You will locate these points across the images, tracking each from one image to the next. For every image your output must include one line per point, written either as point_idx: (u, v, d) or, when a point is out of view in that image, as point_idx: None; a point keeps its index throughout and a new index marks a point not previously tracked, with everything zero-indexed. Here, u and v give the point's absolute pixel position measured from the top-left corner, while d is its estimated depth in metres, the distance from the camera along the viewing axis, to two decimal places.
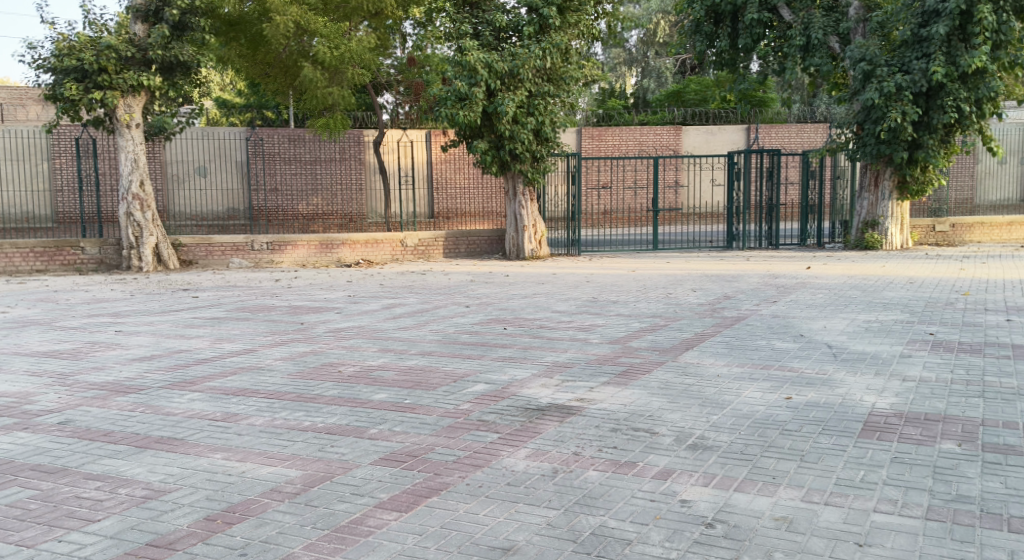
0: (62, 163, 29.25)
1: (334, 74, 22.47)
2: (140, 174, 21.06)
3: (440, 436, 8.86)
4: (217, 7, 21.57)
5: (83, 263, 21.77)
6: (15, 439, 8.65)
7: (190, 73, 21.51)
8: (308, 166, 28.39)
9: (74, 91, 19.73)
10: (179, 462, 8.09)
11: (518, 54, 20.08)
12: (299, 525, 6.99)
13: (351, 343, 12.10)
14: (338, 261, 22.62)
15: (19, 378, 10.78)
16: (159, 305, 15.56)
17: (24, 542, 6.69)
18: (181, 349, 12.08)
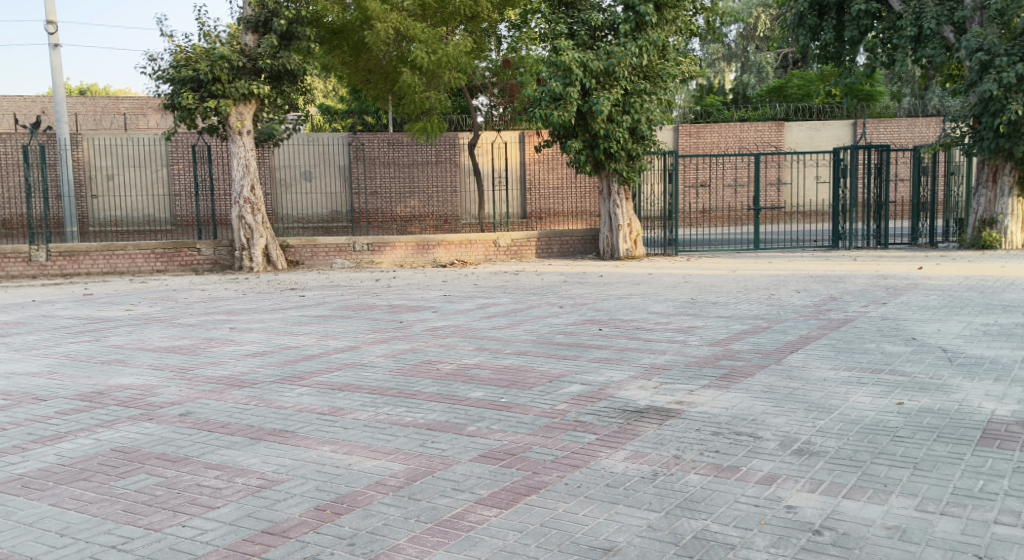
0: (179, 170, 29.99)
1: (431, 79, 22.57)
2: (252, 179, 21.62)
3: (538, 435, 8.78)
4: (320, 16, 21.90)
5: (199, 263, 22.39)
6: (139, 429, 8.84)
7: (296, 80, 21.93)
8: (405, 168, 28.90)
9: (190, 101, 20.37)
10: (290, 453, 8.17)
11: (613, 53, 19.91)
12: (404, 518, 6.98)
13: (449, 341, 12.11)
14: (434, 261, 22.74)
15: (143, 371, 11.06)
16: (268, 303, 15.82)
17: (151, 526, 6.80)
18: (290, 346, 12.25)
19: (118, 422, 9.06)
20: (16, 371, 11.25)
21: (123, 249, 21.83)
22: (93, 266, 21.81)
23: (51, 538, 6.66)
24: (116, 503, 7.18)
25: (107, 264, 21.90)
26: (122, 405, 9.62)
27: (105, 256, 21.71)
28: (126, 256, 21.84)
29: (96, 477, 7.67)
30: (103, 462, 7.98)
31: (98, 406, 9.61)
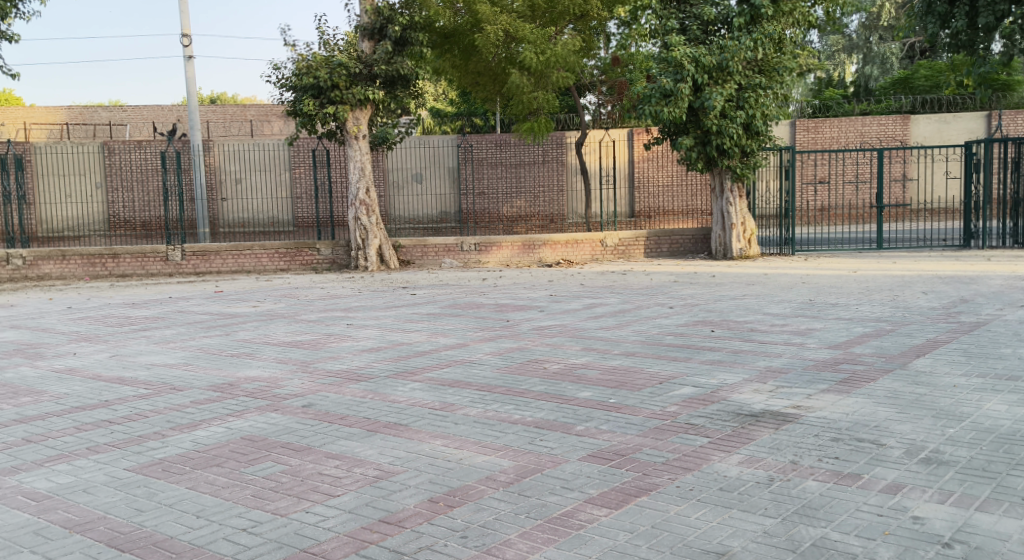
0: (301, 173, 30.76)
1: (539, 79, 22.43)
2: (367, 182, 21.94)
3: (648, 436, 8.53)
4: (432, 21, 22.04)
5: (318, 263, 22.68)
6: (266, 419, 9.05)
7: (409, 86, 22.06)
8: (512, 169, 28.91)
9: (311, 107, 20.90)
10: (404, 446, 8.22)
11: (727, 47, 19.56)
12: (514, 513, 6.87)
13: (556, 341, 11.97)
14: (540, 261, 22.56)
15: (268, 364, 11.32)
16: (381, 301, 15.95)
17: (277, 512, 6.87)
18: (403, 342, 12.34)
19: (247, 412, 9.29)
20: (154, 362, 11.61)
21: (249, 249, 22.47)
22: (223, 265, 22.58)
23: (188, 519, 6.78)
24: (246, 488, 7.30)
25: (236, 263, 22.61)
26: (250, 396, 9.87)
27: (233, 255, 22.41)
28: (252, 256, 22.48)
29: (228, 463, 7.84)
30: (234, 450, 8.16)
31: (229, 397, 9.87)
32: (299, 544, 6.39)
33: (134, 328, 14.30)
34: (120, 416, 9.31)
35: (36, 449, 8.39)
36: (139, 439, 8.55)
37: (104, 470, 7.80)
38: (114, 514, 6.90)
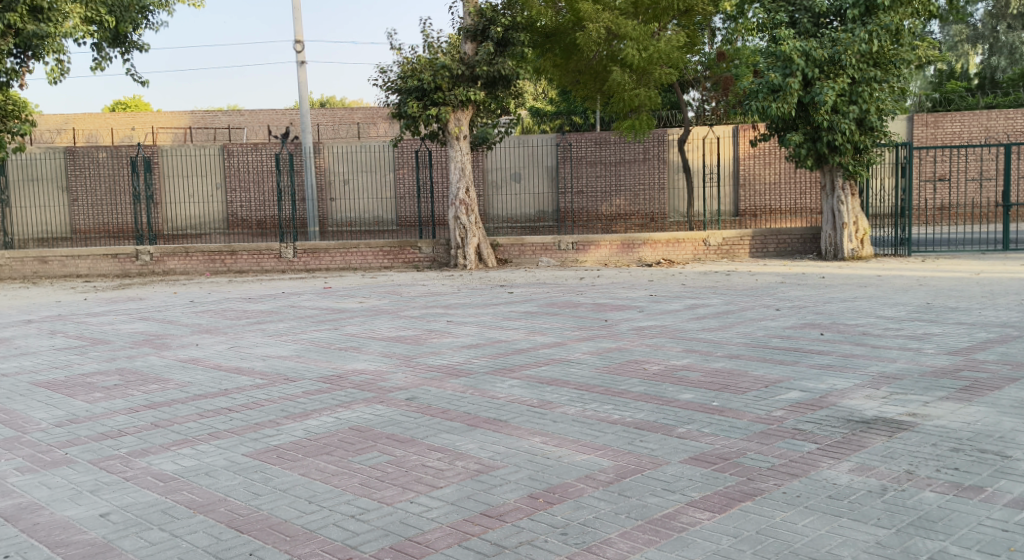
0: (404, 173, 30.93)
1: (642, 76, 22.04)
2: (467, 181, 21.95)
3: (753, 440, 8.20)
4: (533, 21, 21.88)
5: (419, 261, 22.75)
6: (372, 410, 9.11)
7: (511, 86, 21.94)
8: (613, 167, 28.57)
9: (414, 109, 21.06)
10: (504, 442, 8.17)
11: (840, 40, 18.99)
12: (614, 513, 6.75)
13: (657, 342, 11.70)
14: (639, 260, 22.20)
15: (373, 358, 11.37)
16: (480, 299, 15.83)
17: (384, 500, 7.01)
18: (502, 339, 12.24)
19: (354, 403, 9.36)
20: (268, 353, 11.76)
21: (356, 246, 22.75)
22: (332, 262, 22.91)
23: (301, 504, 6.97)
24: (354, 477, 7.44)
25: (344, 260, 22.92)
26: (356, 388, 9.93)
27: (341, 253, 22.74)
28: (358, 254, 22.75)
29: (337, 452, 7.97)
30: (342, 439, 8.27)
31: (337, 388, 9.95)
32: (404, 532, 6.51)
33: (251, 321, 14.53)
34: (237, 403, 9.47)
35: (164, 433, 8.60)
36: (255, 426, 8.71)
37: (225, 454, 7.99)
38: (233, 496, 7.12)
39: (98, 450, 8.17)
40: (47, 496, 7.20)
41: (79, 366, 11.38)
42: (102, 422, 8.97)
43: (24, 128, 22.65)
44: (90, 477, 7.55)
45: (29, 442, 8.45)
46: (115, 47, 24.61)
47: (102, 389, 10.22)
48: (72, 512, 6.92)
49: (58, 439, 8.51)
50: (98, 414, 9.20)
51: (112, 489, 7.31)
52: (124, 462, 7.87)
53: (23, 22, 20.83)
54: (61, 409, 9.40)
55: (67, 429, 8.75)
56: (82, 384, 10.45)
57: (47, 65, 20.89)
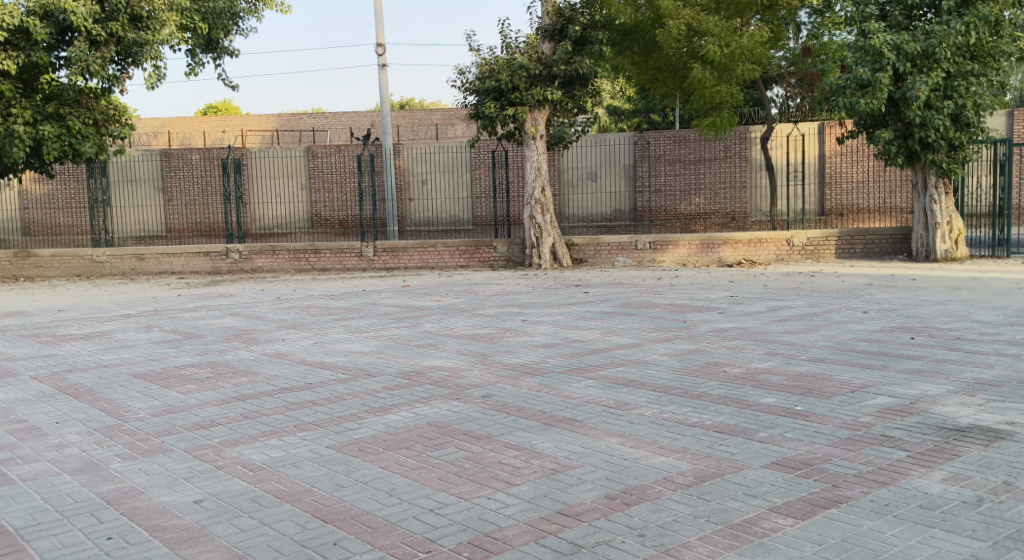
0: (481, 173, 30.92)
1: (723, 73, 21.56)
2: (543, 181, 21.85)
3: (839, 446, 7.88)
4: (612, 19, 21.61)
5: (495, 261, 22.69)
6: (449, 406, 9.01)
7: (588, 85, 21.71)
8: (693, 166, 28.28)
9: (491, 110, 21.05)
10: (581, 442, 7.99)
11: (935, 32, 18.40)
12: (693, 516, 6.53)
13: (738, 344, 11.39)
14: (720, 261, 21.79)
15: (451, 355, 11.28)
16: (556, 298, 15.68)
17: (461, 495, 6.91)
18: (577, 339, 12.05)
19: (432, 399, 9.27)
20: (350, 349, 11.76)
21: (433, 245, 22.72)
22: (410, 261, 22.95)
23: (382, 497, 6.91)
24: (433, 471, 7.35)
25: (421, 259, 22.93)
26: (434, 385, 9.84)
27: (419, 252, 22.75)
28: (435, 253, 22.74)
29: (416, 446, 7.88)
30: (421, 434, 8.18)
31: (415, 384, 9.87)
32: (482, 528, 6.40)
33: (334, 317, 14.60)
34: (321, 397, 9.45)
35: (253, 424, 8.61)
36: (337, 419, 8.67)
37: (309, 446, 7.97)
38: (318, 487, 7.09)
39: (192, 439, 8.20)
40: (146, 482, 7.25)
41: (174, 359, 11.51)
42: (195, 413, 9.02)
43: (124, 132, 23.25)
44: (185, 465, 7.59)
45: (129, 430, 8.53)
46: (208, 54, 24.99)
47: (195, 381, 10.30)
48: (169, 498, 6.95)
49: (155, 428, 8.57)
50: (192, 405, 9.26)
51: (205, 477, 7.33)
52: (216, 451, 7.89)
53: (124, 31, 21.49)
54: (157, 400, 9.49)
55: (163, 419, 8.81)
56: (176, 375, 10.56)
57: (145, 71, 21.37)
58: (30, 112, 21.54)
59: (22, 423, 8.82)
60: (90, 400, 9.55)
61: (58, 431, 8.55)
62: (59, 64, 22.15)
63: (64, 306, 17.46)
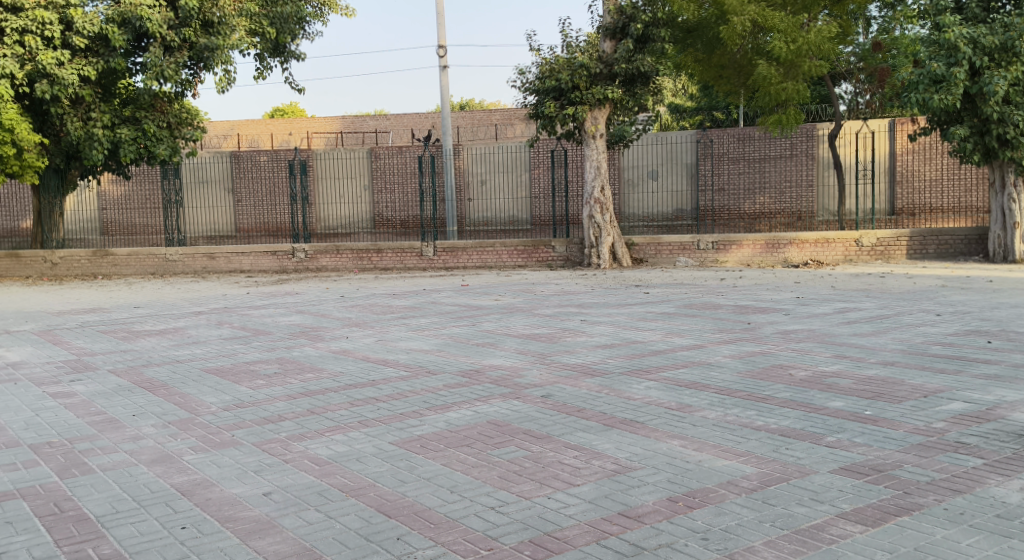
0: (539, 172, 30.89)
1: (789, 70, 21.15)
2: (603, 180, 21.68)
3: (910, 452, 7.60)
4: (676, 16, 21.35)
5: (553, 260, 22.56)
6: (509, 405, 8.90)
7: (650, 83, 21.45)
8: (757, 164, 28.01)
9: (551, 109, 20.95)
10: (642, 443, 7.82)
11: (1013, 25, 17.89)
12: (758, 521, 6.34)
13: (804, 347, 11.12)
14: (785, 261, 21.38)
15: (511, 354, 11.16)
16: (616, 299, 15.49)
17: (522, 494, 6.79)
18: (638, 340, 11.86)
19: (491, 398, 9.16)
20: (411, 347, 11.71)
21: (492, 245, 22.63)
22: (469, 261, 22.91)
23: (443, 493, 6.83)
24: (493, 469, 7.24)
25: (480, 259, 22.88)
26: (494, 384, 9.74)
27: (477, 251, 22.68)
28: (493, 252, 22.66)
29: (476, 445, 7.78)
30: (482, 433, 8.08)
31: (475, 383, 9.78)
32: (543, 527, 6.28)
33: (396, 315, 14.59)
34: (384, 394, 9.40)
35: (319, 419, 8.59)
36: (399, 416, 8.61)
37: (373, 442, 7.91)
38: (382, 482, 7.04)
39: (261, 433, 8.20)
40: (217, 474, 7.25)
41: (244, 355, 11.57)
42: (263, 407, 9.03)
43: (196, 135, 23.61)
44: (255, 458, 7.58)
45: (202, 423, 8.55)
46: (276, 58, 25.24)
47: (263, 376, 10.32)
48: (239, 490, 6.95)
49: (226, 421, 8.59)
50: (261, 400, 9.28)
51: (274, 470, 7.32)
52: (284, 445, 7.87)
53: (196, 36, 21.87)
54: (228, 394, 9.52)
55: (233, 413, 8.83)
56: (246, 371, 10.60)
57: (216, 75, 21.71)
58: (109, 115, 22.11)
59: (100, 415, 8.91)
60: (165, 394, 9.62)
61: (135, 423, 8.61)
62: (136, 69, 22.68)
63: (139, 303, 17.73)
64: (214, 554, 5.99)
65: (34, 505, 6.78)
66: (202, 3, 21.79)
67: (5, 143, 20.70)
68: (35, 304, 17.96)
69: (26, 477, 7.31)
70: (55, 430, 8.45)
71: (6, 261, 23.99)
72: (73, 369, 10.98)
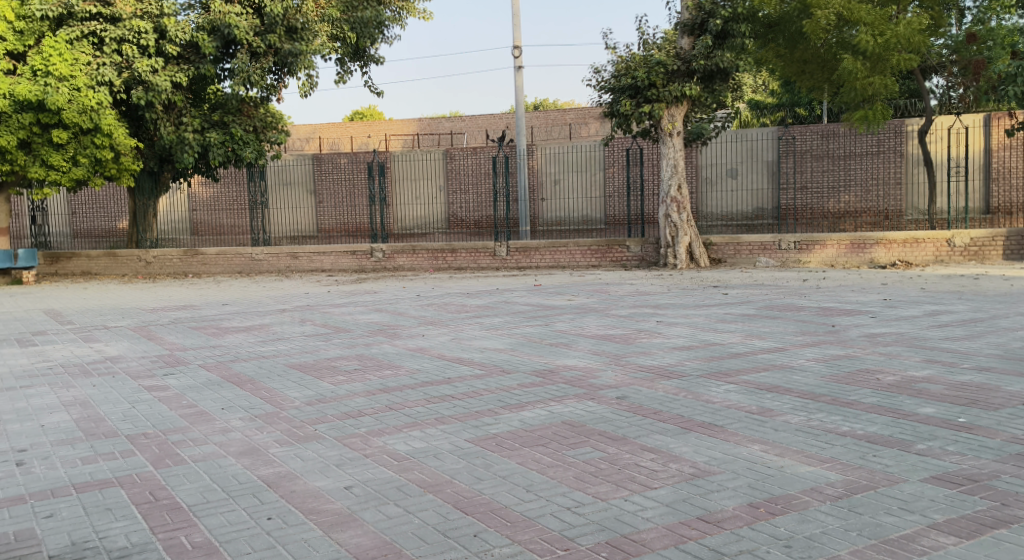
0: (614, 171, 30.67)
1: (876, 64, 20.52)
2: (679, 179, 21.34)
3: (1007, 462, 7.20)
4: (756, 11, 20.92)
5: (628, 260, 22.26)
6: (584, 406, 8.70)
7: (729, 80, 21.06)
8: (841, 160, 27.39)
9: (627, 108, 20.70)
10: (721, 448, 7.56)
11: None
12: (844, 529, 6.06)
13: (891, 350, 10.70)
14: (871, 261, 20.74)
15: (586, 355, 10.97)
16: (693, 300, 15.14)
17: (598, 495, 6.59)
18: (716, 342, 11.56)
19: (566, 398, 8.99)
20: (486, 346, 11.58)
21: (564, 245, 22.43)
22: (542, 261, 22.75)
23: (519, 491, 6.67)
24: (569, 470, 7.06)
25: (553, 259, 22.70)
26: (569, 384, 9.56)
27: (550, 251, 22.51)
28: (567, 252, 22.45)
29: (552, 444, 7.61)
30: (556, 433, 7.90)
31: (550, 383, 9.61)
32: (619, 529, 6.10)
33: (470, 314, 14.45)
34: (460, 392, 9.29)
35: (396, 415, 8.50)
36: (475, 414, 8.49)
37: (449, 439, 7.79)
38: (458, 479, 6.91)
39: (342, 428, 8.14)
40: (301, 467, 7.21)
41: (325, 351, 11.58)
42: (344, 402, 8.99)
43: (281, 138, 23.92)
44: (336, 452, 7.52)
45: (286, 417, 8.54)
46: (356, 62, 25.33)
47: (344, 372, 10.30)
48: (322, 483, 6.89)
49: (309, 416, 8.56)
50: (341, 395, 9.24)
51: (354, 464, 7.24)
52: (364, 440, 7.80)
53: (281, 42, 22.07)
54: (311, 389, 9.51)
55: (316, 408, 8.81)
56: (327, 367, 10.60)
57: (300, 80, 21.97)
58: (198, 120, 22.46)
59: (191, 407, 8.96)
60: (252, 388, 9.65)
61: (223, 416, 8.63)
62: (225, 75, 22.97)
63: (227, 300, 17.96)
64: (298, 545, 5.96)
65: (131, 493, 6.82)
66: (287, 10, 21.98)
67: (104, 147, 21.31)
68: (129, 301, 18.30)
69: (123, 466, 7.36)
70: (150, 421, 8.51)
71: (104, 260, 24.56)
72: (166, 363, 11.11)
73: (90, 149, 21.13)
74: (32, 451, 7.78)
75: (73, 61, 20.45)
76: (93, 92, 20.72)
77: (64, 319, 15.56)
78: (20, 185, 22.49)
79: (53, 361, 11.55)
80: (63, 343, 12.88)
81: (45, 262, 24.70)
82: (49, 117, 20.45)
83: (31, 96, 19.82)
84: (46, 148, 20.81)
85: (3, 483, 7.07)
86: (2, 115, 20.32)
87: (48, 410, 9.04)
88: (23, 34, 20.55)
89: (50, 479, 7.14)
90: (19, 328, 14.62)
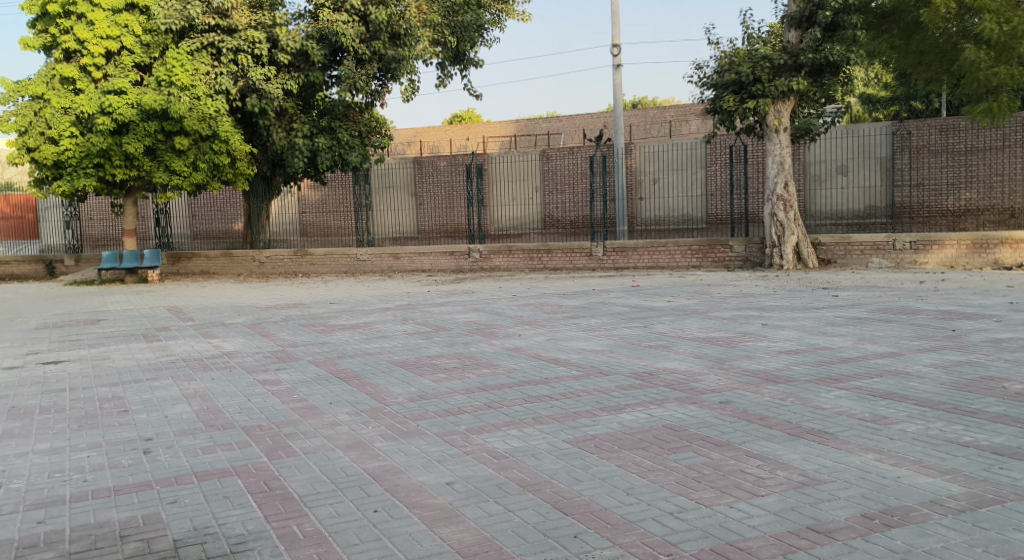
0: (717, 169, 29.71)
1: (1002, 53, 19.46)
2: (786, 176, 20.75)
3: None
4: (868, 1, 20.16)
5: (731, 261, 21.70)
6: (686, 410, 8.38)
7: (840, 73, 20.31)
8: (961, 156, 25.98)
9: (730, 104, 20.17)
10: (833, 456, 7.16)
11: None
12: (968, 545, 5.65)
13: (1017, 357, 10.07)
14: (995, 262, 19.62)
15: (687, 357, 10.63)
16: (800, 302, 14.63)
17: (703, 501, 6.29)
18: (826, 346, 11.08)
19: (667, 402, 8.68)
20: (584, 347, 11.33)
21: (664, 245, 21.97)
22: (640, 261, 22.35)
23: (620, 494, 6.41)
24: (672, 474, 6.77)
25: (652, 259, 22.28)
26: (670, 387, 9.24)
27: (649, 251, 22.09)
28: (667, 252, 22.00)
29: (653, 448, 7.33)
30: (657, 436, 7.61)
31: (650, 385, 9.31)
32: (726, 536, 5.80)
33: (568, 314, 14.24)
34: (558, 392, 9.07)
35: (496, 414, 8.33)
36: (574, 415, 8.25)
37: (548, 439, 7.58)
38: (557, 479, 6.69)
39: (443, 425, 8.01)
40: (404, 462, 7.10)
41: (426, 349, 11.52)
42: (444, 399, 8.87)
43: (385, 142, 24.24)
44: (437, 448, 7.38)
45: (390, 412, 8.45)
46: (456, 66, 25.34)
47: (444, 370, 10.19)
48: (424, 478, 6.76)
49: (411, 412, 8.46)
50: (441, 393, 9.12)
51: (455, 461, 7.09)
52: (463, 438, 7.65)
53: (385, 48, 22.20)
54: (413, 386, 9.42)
55: (418, 404, 8.70)
56: (428, 364, 10.52)
57: (403, 85, 22.03)
58: (308, 125, 22.76)
59: (301, 401, 8.96)
60: (357, 384, 9.61)
61: (331, 410, 8.59)
62: (332, 81, 23.23)
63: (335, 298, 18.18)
64: (404, 540, 5.83)
65: (247, 482, 6.80)
66: (390, 16, 22.01)
67: (221, 153, 21.82)
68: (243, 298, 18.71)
69: (240, 456, 7.35)
70: (264, 414, 8.51)
71: (221, 260, 25.18)
72: (278, 358, 11.20)
73: (209, 155, 21.68)
74: (157, 440, 7.85)
75: (192, 71, 20.95)
76: (211, 100, 21.24)
77: (185, 315, 15.92)
78: (145, 190, 23.10)
79: (175, 354, 11.78)
80: (182, 338, 13.15)
81: (168, 262, 25.48)
82: (173, 125, 21.15)
83: (156, 105, 20.55)
84: (169, 154, 21.47)
85: (131, 470, 7.13)
86: (129, 124, 21.04)
87: (171, 400, 9.16)
88: (150, 47, 21.48)
89: (174, 466, 7.18)
90: (144, 323, 15.01)
